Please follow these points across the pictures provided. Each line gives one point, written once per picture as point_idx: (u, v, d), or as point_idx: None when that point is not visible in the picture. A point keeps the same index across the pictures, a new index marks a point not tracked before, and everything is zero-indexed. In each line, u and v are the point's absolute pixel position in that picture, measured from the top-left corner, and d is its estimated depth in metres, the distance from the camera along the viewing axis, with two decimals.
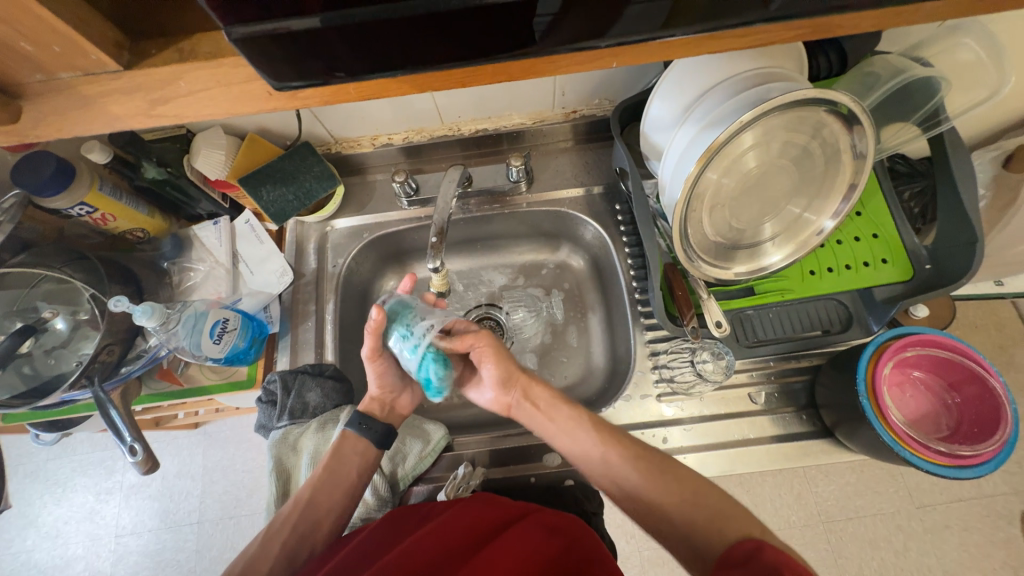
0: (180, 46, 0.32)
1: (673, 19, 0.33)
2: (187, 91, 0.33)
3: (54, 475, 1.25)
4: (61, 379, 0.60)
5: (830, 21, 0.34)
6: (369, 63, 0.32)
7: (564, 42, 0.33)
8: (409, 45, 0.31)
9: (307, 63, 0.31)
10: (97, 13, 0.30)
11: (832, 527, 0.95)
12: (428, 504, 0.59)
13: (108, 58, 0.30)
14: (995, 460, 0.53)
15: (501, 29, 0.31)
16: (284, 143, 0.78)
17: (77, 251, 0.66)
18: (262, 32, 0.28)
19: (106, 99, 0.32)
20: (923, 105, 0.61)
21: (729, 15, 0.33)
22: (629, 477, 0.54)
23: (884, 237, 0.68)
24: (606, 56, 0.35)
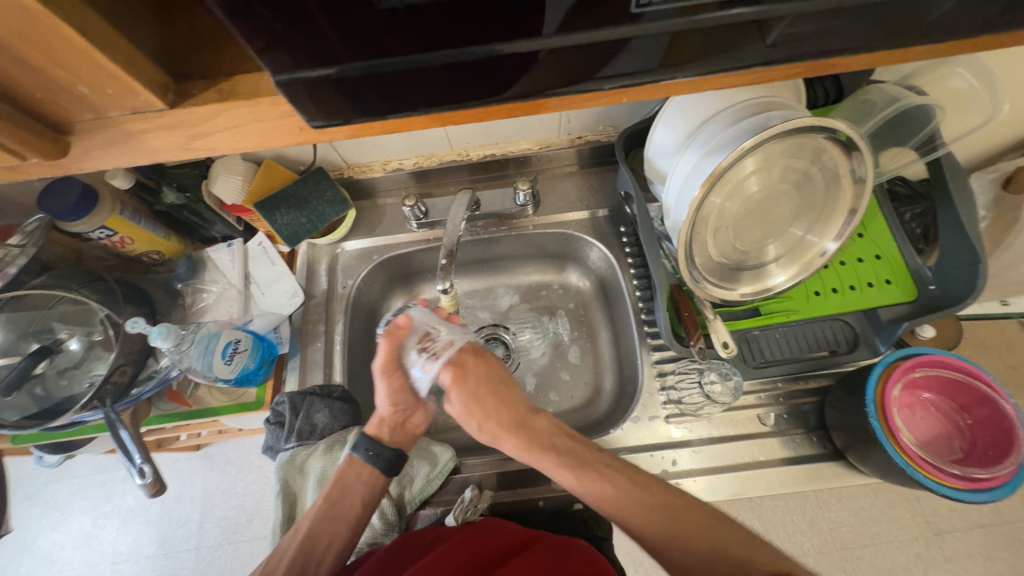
0: (217, 85, 0.34)
1: (685, 60, 0.34)
2: (224, 127, 0.34)
3: (53, 499, 1.23)
4: (72, 401, 0.61)
5: (828, 61, 0.36)
6: (394, 104, 0.34)
7: (578, 82, 0.35)
8: (431, 88, 0.33)
9: (338, 105, 0.33)
10: (145, 57, 0.32)
11: (848, 555, 0.92)
12: (433, 530, 0.58)
13: (155, 99, 0.32)
14: (1010, 484, 0.52)
15: (517, 73, 0.33)
16: (299, 168, 0.80)
17: (94, 273, 0.68)
18: (302, 77, 0.31)
19: (148, 134, 0.34)
20: (919, 131, 0.63)
21: (733, 57, 0.35)
22: (641, 501, 0.54)
23: (888, 258, 0.69)
24: (615, 93, 0.37)
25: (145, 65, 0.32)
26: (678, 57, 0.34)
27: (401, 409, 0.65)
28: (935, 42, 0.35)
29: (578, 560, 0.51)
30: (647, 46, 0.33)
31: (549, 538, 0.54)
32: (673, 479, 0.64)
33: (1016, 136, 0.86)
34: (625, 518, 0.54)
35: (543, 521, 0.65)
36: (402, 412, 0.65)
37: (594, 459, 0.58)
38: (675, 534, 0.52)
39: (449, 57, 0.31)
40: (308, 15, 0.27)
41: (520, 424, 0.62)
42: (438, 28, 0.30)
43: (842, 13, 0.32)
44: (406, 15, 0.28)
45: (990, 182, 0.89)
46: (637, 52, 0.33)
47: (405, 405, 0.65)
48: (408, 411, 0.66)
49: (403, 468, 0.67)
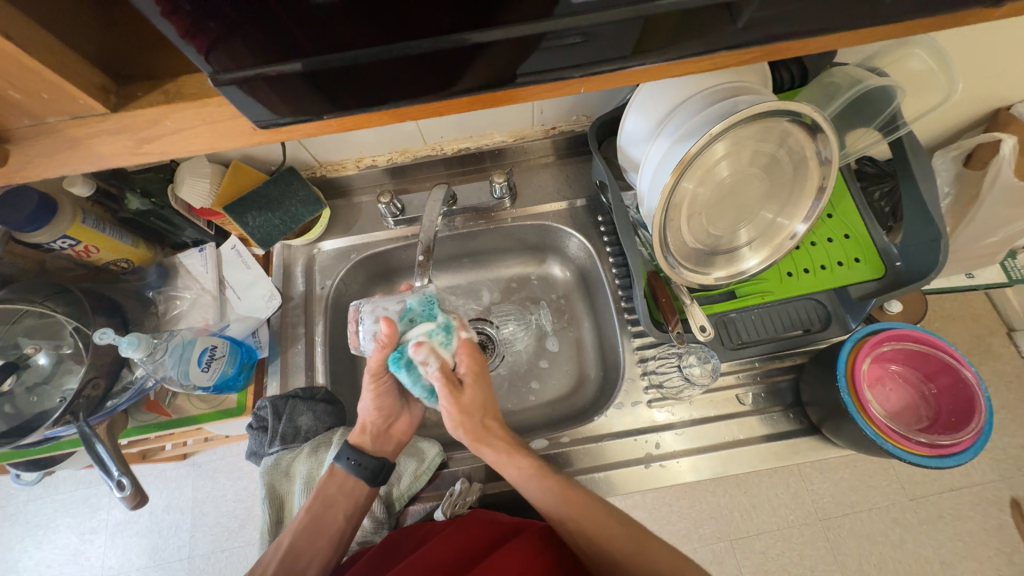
0: (165, 88, 0.33)
1: (638, 48, 0.34)
2: (173, 130, 0.33)
3: (35, 517, 1.20)
4: (44, 417, 0.59)
5: (784, 45, 0.37)
6: (343, 100, 0.34)
7: (542, 71, 0.35)
8: (388, 83, 0.33)
9: (293, 103, 0.33)
10: (84, 60, 0.31)
11: (830, 524, 0.96)
12: (425, 525, 0.59)
13: (96, 103, 0.31)
14: (973, 448, 0.55)
15: (471, 65, 0.33)
16: (269, 168, 0.78)
17: (59, 284, 0.65)
18: (251, 75, 0.30)
19: (94, 140, 0.33)
20: (882, 111, 0.64)
21: (693, 40, 0.35)
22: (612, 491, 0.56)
23: (856, 237, 0.71)
24: (577, 84, 0.37)
25: (83, 68, 0.30)
26: (632, 46, 0.34)
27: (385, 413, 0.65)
28: (884, 23, 0.36)
29: (565, 548, 0.52)
30: (605, 31, 0.32)
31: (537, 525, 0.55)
32: (657, 461, 0.66)
33: (977, 113, 0.89)
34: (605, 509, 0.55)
35: (532, 510, 0.66)
36: (386, 417, 0.65)
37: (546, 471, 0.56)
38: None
39: (389, 53, 0.31)
40: (259, 11, 0.27)
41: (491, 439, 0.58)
42: (384, 23, 0.29)
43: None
44: (347, 10, 0.28)
45: (953, 159, 0.92)
46: (594, 42, 0.33)
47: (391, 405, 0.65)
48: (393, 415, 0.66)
49: None
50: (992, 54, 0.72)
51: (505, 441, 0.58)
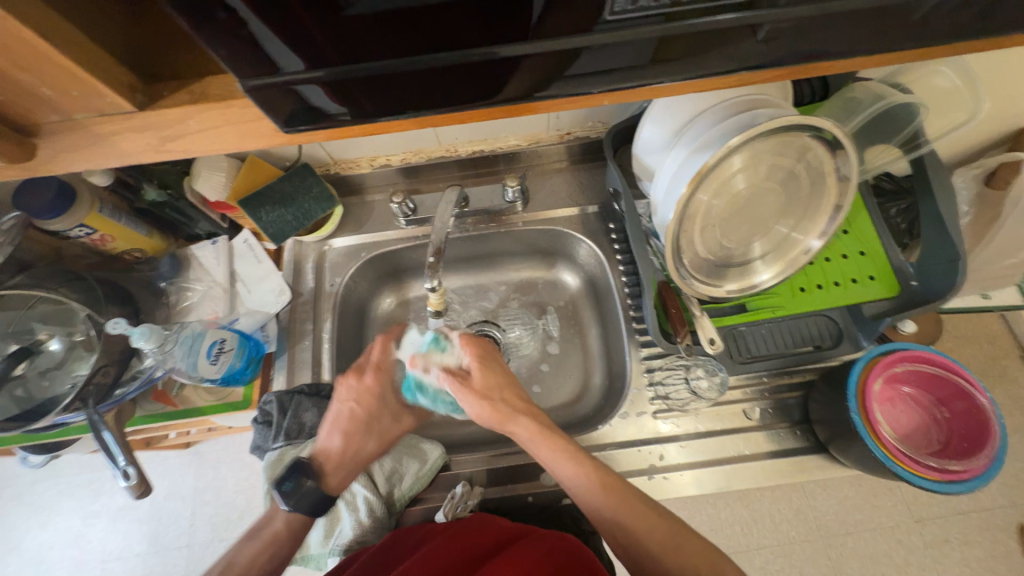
0: (189, 87, 0.33)
1: (660, 63, 0.34)
2: (195, 129, 0.34)
3: (40, 498, 1.22)
4: (54, 402, 0.60)
5: (808, 63, 0.36)
6: (368, 105, 0.34)
7: (566, 81, 0.35)
8: (413, 91, 0.33)
9: (318, 107, 0.33)
10: (113, 57, 0.31)
11: (832, 543, 0.95)
12: (424, 527, 0.59)
13: (124, 101, 0.31)
14: (985, 475, 0.54)
15: (498, 76, 0.33)
16: (284, 164, 0.79)
17: (73, 272, 0.66)
18: (279, 80, 0.30)
19: (118, 136, 0.33)
20: (903, 129, 0.64)
21: (719, 56, 0.34)
22: (611, 494, 0.54)
23: (871, 254, 0.70)
24: (595, 95, 0.37)
25: (112, 67, 0.31)
26: (652, 61, 0.34)
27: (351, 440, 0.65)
28: (910, 44, 0.35)
29: (563, 555, 0.51)
30: (631, 47, 0.32)
31: (537, 532, 0.55)
32: (661, 474, 0.65)
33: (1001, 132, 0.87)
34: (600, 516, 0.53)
35: (532, 517, 0.66)
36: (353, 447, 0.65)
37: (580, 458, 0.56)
38: (633, 526, 0.52)
39: (417, 64, 0.31)
40: (288, 17, 0.27)
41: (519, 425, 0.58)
42: (417, 36, 0.29)
43: (814, 17, 0.32)
44: (378, 22, 0.28)
45: (973, 178, 0.91)
46: (616, 55, 0.33)
47: (360, 433, 0.65)
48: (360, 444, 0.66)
49: (391, 465, 0.67)
50: (1020, 74, 0.71)
51: (529, 417, 0.59)
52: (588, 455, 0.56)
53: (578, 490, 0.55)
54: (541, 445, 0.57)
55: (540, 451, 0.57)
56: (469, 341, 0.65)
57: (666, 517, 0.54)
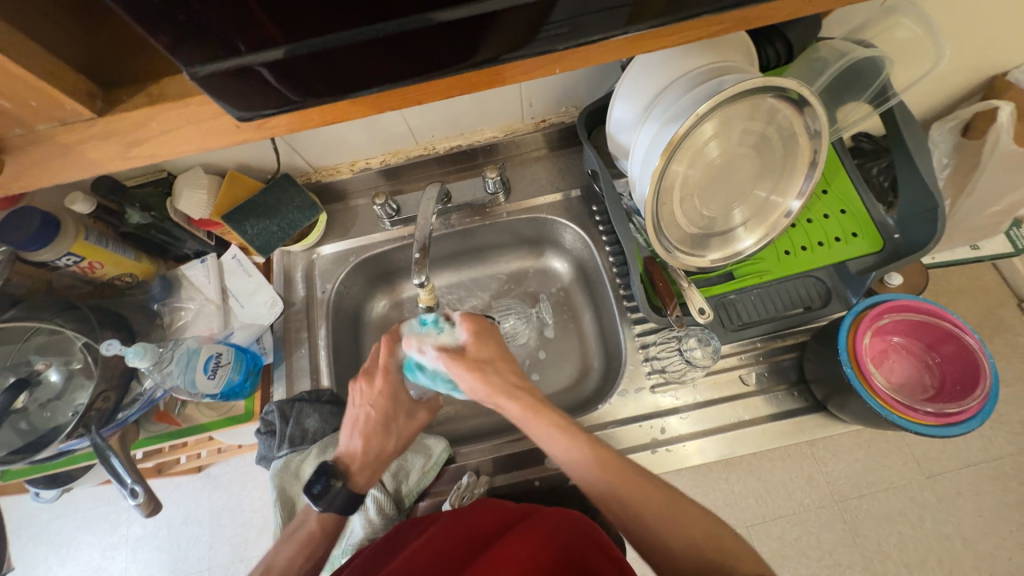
0: (148, 91, 0.34)
1: (633, 25, 0.36)
2: (158, 132, 0.34)
3: (58, 535, 1.22)
4: (58, 431, 0.61)
5: (749, 13, 0.37)
6: (324, 85, 0.34)
7: (520, 46, 0.35)
8: (369, 66, 0.34)
9: (275, 93, 0.34)
10: (69, 67, 0.32)
11: (847, 506, 0.95)
12: (432, 514, 0.60)
13: (83, 107, 0.32)
14: (979, 415, 0.54)
15: (449, 45, 0.33)
16: (265, 176, 0.79)
17: (67, 302, 0.67)
18: (227, 66, 0.31)
19: (83, 146, 0.34)
20: (871, 84, 0.64)
21: (667, 13, 0.35)
22: (612, 470, 0.53)
23: (851, 212, 0.70)
24: (550, 63, 0.38)
25: (67, 74, 0.31)
26: (626, 25, 0.35)
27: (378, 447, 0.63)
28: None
29: (572, 530, 0.51)
30: (596, 21, 0.35)
31: (543, 510, 0.54)
32: (664, 446, 0.66)
33: (974, 82, 0.87)
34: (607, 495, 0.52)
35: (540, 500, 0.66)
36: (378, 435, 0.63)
37: (575, 435, 0.55)
38: (625, 496, 0.51)
39: (364, 36, 0.31)
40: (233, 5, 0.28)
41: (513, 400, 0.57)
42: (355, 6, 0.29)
43: None
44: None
45: (950, 131, 0.91)
46: (587, 25, 0.35)
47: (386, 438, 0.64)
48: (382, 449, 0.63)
49: (398, 462, 0.67)
50: (985, 21, 0.71)
51: (525, 395, 0.58)
52: (585, 436, 0.55)
53: (574, 465, 0.54)
54: (541, 425, 0.56)
55: (532, 425, 0.56)
56: (468, 318, 0.63)
57: (664, 488, 0.52)
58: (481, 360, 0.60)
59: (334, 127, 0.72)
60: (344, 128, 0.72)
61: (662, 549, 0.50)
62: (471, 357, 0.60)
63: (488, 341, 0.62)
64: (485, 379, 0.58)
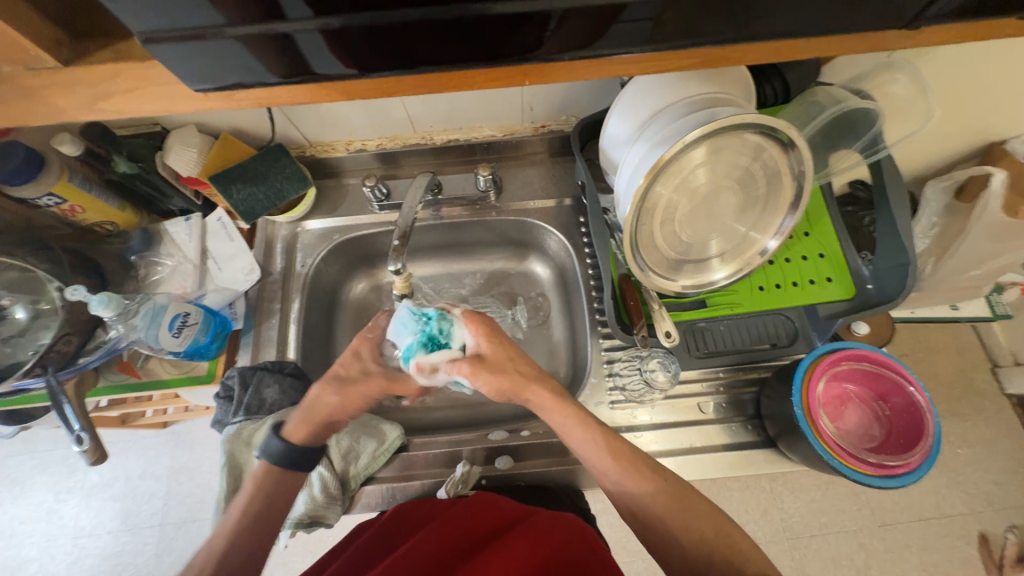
0: (117, 47, 0.34)
1: (657, 41, 0.36)
2: (125, 88, 0.35)
3: (12, 473, 1.22)
4: (16, 367, 0.61)
5: (722, 52, 0.38)
6: (292, 66, 0.35)
7: (563, 51, 0.36)
8: (388, 49, 0.34)
9: (251, 66, 0.34)
10: (38, 12, 0.32)
11: (797, 544, 0.97)
12: (429, 501, 0.62)
13: (48, 55, 0.33)
14: (919, 471, 0.55)
15: (494, 37, 0.34)
16: (259, 144, 0.79)
17: (40, 242, 0.66)
18: (238, 35, 0.32)
19: (49, 92, 0.34)
20: (865, 133, 0.65)
21: (669, 39, 0.36)
22: (661, 488, 0.54)
23: (830, 257, 0.71)
24: (519, 74, 0.38)
25: (36, 20, 0.32)
26: (650, 41, 0.36)
27: (320, 394, 0.59)
28: (822, 35, 0.37)
29: (567, 531, 0.54)
30: (629, 29, 0.35)
31: (542, 512, 0.56)
32: None
33: (971, 147, 0.88)
34: (641, 506, 0.53)
35: None
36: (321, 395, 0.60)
37: (599, 438, 0.55)
38: (636, 491, 0.54)
39: (364, 22, 0.32)
40: None
41: (532, 396, 0.57)
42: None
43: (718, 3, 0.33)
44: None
45: (944, 190, 0.92)
46: (617, 33, 0.35)
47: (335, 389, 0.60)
48: (323, 400, 0.59)
49: (348, 444, 0.66)
50: (988, 89, 0.72)
51: (544, 381, 0.58)
52: (597, 424, 0.57)
53: (588, 455, 0.56)
54: (569, 425, 0.56)
55: (548, 415, 0.57)
56: (473, 319, 0.61)
57: (673, 485, 0.54)
58: (500, 360, 0.58)
59: (334, 105, 0.72)
60: (343, 107, 0.73)
61: (671, 543, 0.52)
62: (484, 355, 0.59)
63: (500, 335, 0.61)
64: (500, 378, 0.57)
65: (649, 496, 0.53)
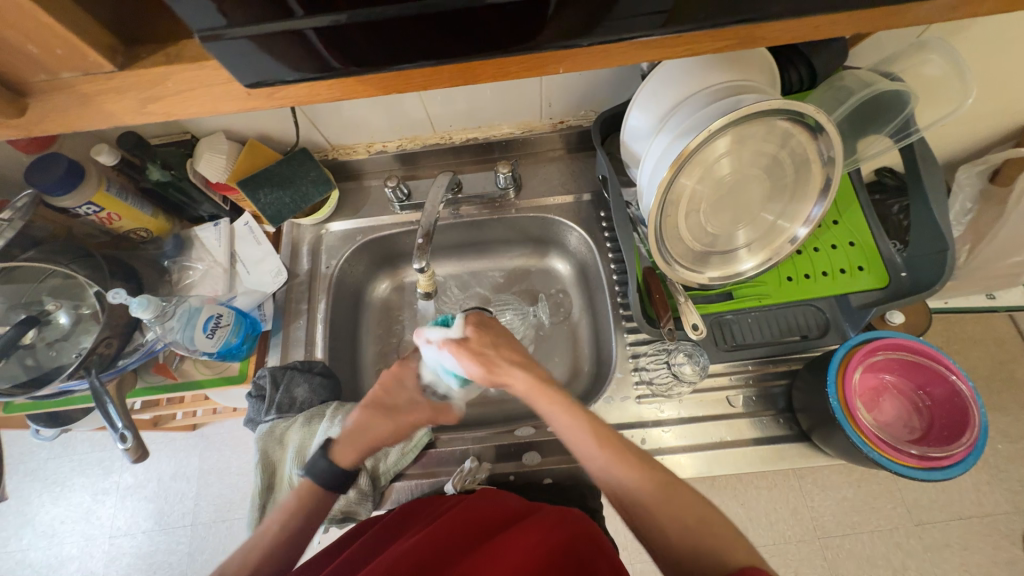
0: (167, 51, 0.36)
1: (681, 23, 0.36)
2: (174, 90, 0.36)
3: (53, 475, 1.27)
4: (60, 370, 0.63)
5: (751, 31, 0.37)
6: (313, 64, 0.35)
7: (585, 36, 0.36)
8: (398, 42, 0.34)
9: (279, 63, 0.35)
10: (96, 21, 0.34)
11: (828, 543, 0.94)
12: (440, 499, 0.63)
13: (105, 61, 0.34)
14: (965, 462, 0.54)
15: (501, 29, 0.34)
16: (283, 149, 0.81)
17: (83, 249, 0.69)
18: (258, 32, 0.32)
19: (103, 97, 0.36)
20: (894, 118, 0.63)
21: (696, 18, 0.36)
22: (653, 475, 0.50)
23: (861, 245, 0.69)
24: (555, 62, 0.38)
25: (94, 28, 0.33)
26: (666, 24, 0.36)
27: (369, 421, 0.61)
28: (873, 7, 0.36)
29: (570, 525, 0.53)
30: (653, 16, 0.35)
31: (546, 507, 0.57)
32: None
33: (1009, 128, 0.84)
34: (631, 498, 0.50)
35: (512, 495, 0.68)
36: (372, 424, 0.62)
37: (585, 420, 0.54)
38: (615, 473, 0.51)
39: (363, 17, 0.32)
40: None
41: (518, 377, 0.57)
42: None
43: None
44: None
45: (978, 174, 0.88)
46: (640, 16, 0.35)
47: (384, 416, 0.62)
48: (373, 424, 0.61)
49: None
50: None
51: (527, 372, 0.58)
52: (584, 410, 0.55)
53: (572, 439, 0.54)
54: (557, 412, 0.55)
55: (537, 403, 0.56)
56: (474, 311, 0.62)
57: (662, 473, 0.51)
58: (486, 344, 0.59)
59: (355, 106, 0.73)
60: (363, 108, 0.74)
61: (660, 535, 0.48)
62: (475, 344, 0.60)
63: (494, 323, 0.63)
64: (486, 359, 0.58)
65: (632, 480, 0.50)
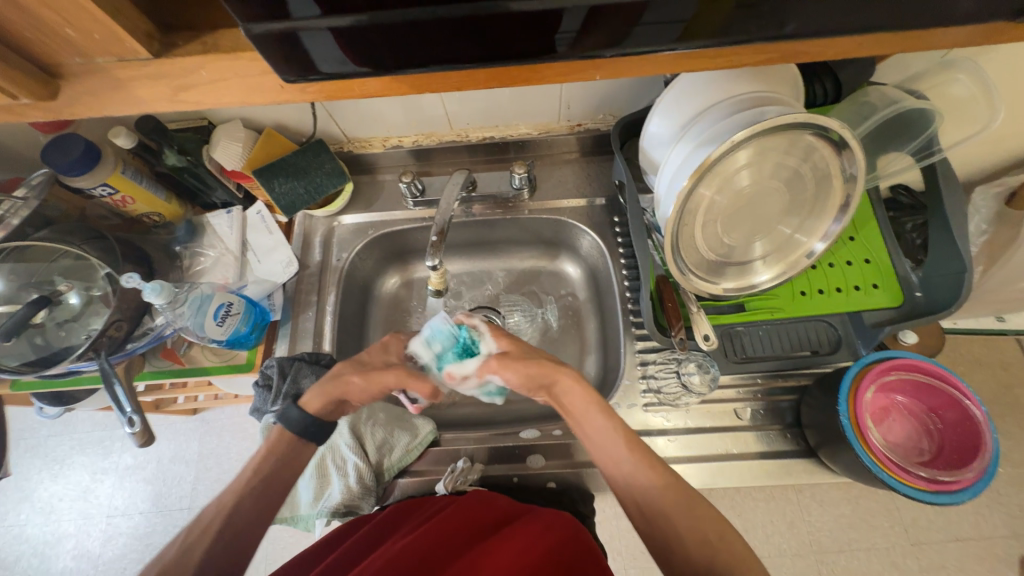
0: (202, 40, 0.36)
1: (715, 37, 0.36)
2: (207, 80, 0.36)
3: (53, 452, 1.27)
4: (69, 351, 0.63)
5: (784, 47, 0.37)
6: (336, 62, 0.35)
7: (618, 45, 0.36)
8: (424, 44, 0.34)
9: (307, 59, 0.34)
10: (134, 8, 0.34)
11: (824, 558, 0.94)
12: (432, 500, 0.62)
13: (141, 48, 0.34)
14: (974, 487, 0.53)
15: (526, 35, 0.34)
16: (300, 139, 0.81)
17: (95, 230, 0.69)
18: (276, 31, 0.32)
19: (134, 83, 0.36)
20: (919, 135, 0.62)
21: (731, 33, 0.35)
22: (674, 486, 0.51)
23: (876, 263, 0.69)
24: (590, 68, 0.38)
25: (132, 14, 0.33)
26: (679, 39, 0.36)
27: (341, 372, 0.59)
28: (913, 29, 0.35)
29: (564, 528, 0.53)
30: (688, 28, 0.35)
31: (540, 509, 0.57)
32: None
33: None
34: (654, 505, 0.50)
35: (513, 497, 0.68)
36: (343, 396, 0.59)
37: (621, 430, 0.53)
38: (643, 481, 0.51)
39: (381, 20, 0.32)
40: None
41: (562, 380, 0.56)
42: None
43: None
44: None
45: (995, 196, 0.88)
46: (674, 27, 0.35)
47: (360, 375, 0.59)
48: (345, 378, 0.59)
49: (384, 436, 0.68)
50: None
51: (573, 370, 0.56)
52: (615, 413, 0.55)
53: (603, 443, 0.54)
54: (597, 417, 0.54)
55: (569, 403, 0.56)
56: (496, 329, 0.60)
57: (681, 483, 0.51)
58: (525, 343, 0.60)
59: (373, 100, 0.73)
60: (382, 102, 0.73)
61: (673, 544, 0.48)
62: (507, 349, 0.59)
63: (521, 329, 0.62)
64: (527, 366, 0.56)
65: (656, 491, 0.50)
